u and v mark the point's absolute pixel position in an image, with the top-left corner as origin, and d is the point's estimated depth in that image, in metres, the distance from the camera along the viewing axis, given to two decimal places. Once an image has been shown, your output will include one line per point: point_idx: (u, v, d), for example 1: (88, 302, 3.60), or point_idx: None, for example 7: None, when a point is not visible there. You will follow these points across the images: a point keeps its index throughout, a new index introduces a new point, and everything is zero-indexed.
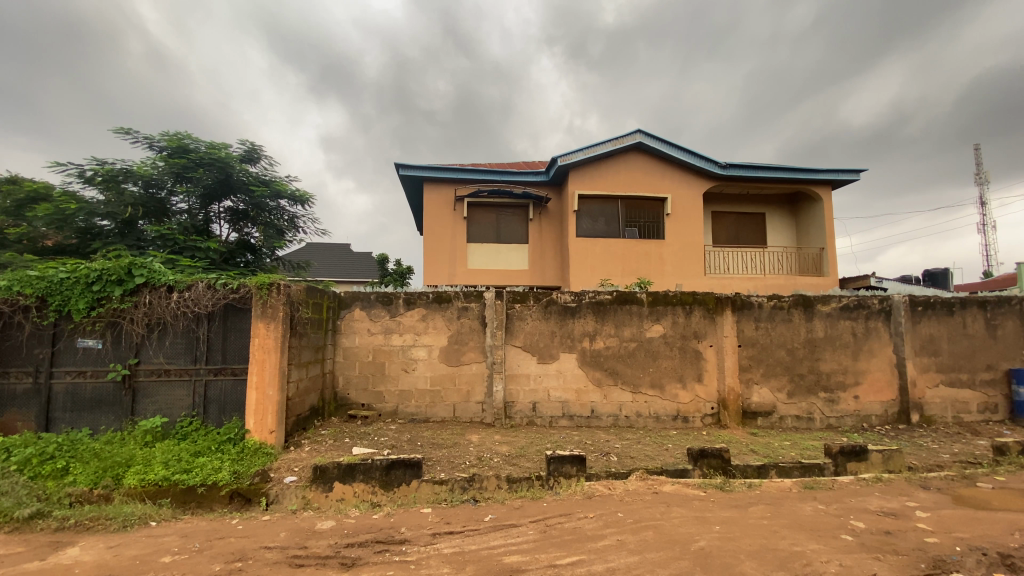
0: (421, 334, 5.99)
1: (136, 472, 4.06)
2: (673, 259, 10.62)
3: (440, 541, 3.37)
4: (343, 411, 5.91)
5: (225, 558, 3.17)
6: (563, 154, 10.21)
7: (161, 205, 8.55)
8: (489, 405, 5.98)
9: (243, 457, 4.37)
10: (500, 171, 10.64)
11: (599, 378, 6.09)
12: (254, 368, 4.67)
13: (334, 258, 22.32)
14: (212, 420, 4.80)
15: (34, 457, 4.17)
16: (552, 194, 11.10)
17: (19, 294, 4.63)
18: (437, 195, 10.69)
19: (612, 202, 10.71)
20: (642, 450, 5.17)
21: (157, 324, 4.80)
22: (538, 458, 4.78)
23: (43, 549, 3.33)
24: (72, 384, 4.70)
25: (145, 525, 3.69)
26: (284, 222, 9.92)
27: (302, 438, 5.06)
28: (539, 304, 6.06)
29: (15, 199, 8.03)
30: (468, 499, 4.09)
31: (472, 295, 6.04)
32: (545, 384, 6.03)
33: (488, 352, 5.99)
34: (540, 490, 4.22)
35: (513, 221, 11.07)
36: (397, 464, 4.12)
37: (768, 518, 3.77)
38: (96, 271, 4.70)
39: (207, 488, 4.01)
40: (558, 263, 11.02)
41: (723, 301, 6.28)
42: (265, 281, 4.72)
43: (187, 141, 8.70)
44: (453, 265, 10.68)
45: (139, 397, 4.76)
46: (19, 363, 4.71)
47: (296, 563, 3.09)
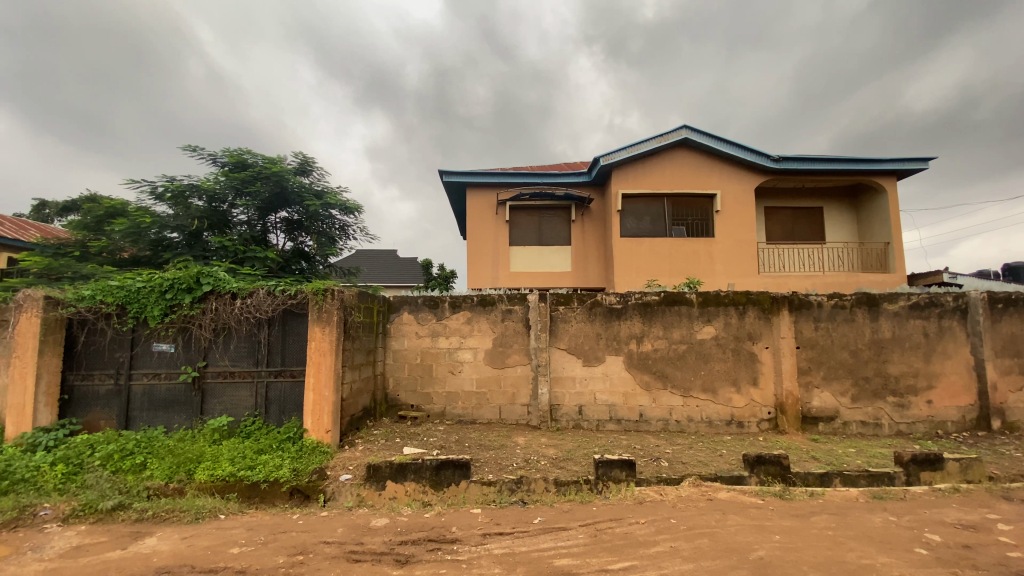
0: (467, 337, 6.07)
1: (206, 467, 4.34)
2: (722, 258, 10.28)
3: (490, 541, 3.40)
4: (394, 412, 6.08)
5: (287, 551, 3.32)
6: (605, 153, 10.10)
7: (224, 217, 9.08)
8: (534, 407, 5.97)
9: (302, 455, 4.58)
10: (542, 173, 10.64)
11: (647, 382, 5.96)
12: (311, 370, 4.89)
13: (381, 265, 22.98)
14: (273, 419, 5.04)
15: (116, 453, 4.54)
16: (594, 195, 11.01)
17: (102, 303, 5.05)
18: (480, 200, 10.83)
19: (657, 201, 10.49)
20: (694, 456, 5.02)
21: (223, 329, 5.12)
22: (586, 462, 4.73)
23: (125, 538, 3.60)
24: (149, 386, 5.07)
25: (214, 518, 3.93)
26: (335, 230, 10.32)
27: (355, 438, 5.24)
28: (584, 307, 6.00)
29: (96, 215, 8.78)
30: (516, 501, 4.10)
31: (516, 298, 6.06)
32: (592, 387, 5.97)
33: (533, 355, 5.99)
34: (588, 494, 4.17)
35: (556, 223, 11.03)
36: (446, 464, 4.20)
37: (833, 529, 3.56)
38: (169, 280, 5.07)
39: (269, 484, 4.23)
40: (602, 264, 10.90)
41: (779, 300, 6.01)
42: (321, 287, 4.94)
43: (246, 156, 9.27)
44: (496, 268, 10.76)
45: (207, 398, 5.08)
46: (102, 366, 5.13)
47: (354, 559, 3.20)
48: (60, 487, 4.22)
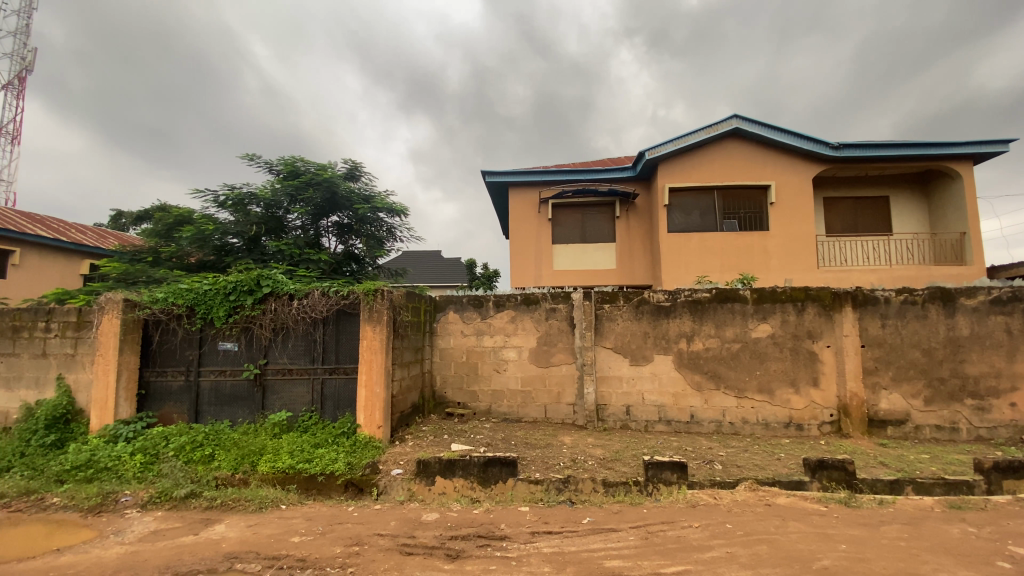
0: (511, 336, 6.09)
1: (268, 460, 4.59)
2: (778, 253, 9.83)
3: (539, 540, 3.39)
4: (441, 409, 6.21)
5: (344, 542, 3.45)
6: (650, 148, 9.86)
7: (280, 223, 9.55)
8: (580, 407, 5.92)
9: (355, 450, 4.74)
10: (585, 170, 10.53)
11: (699, 382, 5.78)
12: (363, 367, 5.05)
13: (426, 266, 23.46)
14: (328, 415, 5.25)
15: (187, 445, 4.87)
16: (640, 190, 10.78)
17: (173, 304, 5.42)
18: (523, 199, 10.85)
19: (706, 194, 10.13)
20: (750, 459, 4.82)
21: (282, 328, 5.37)
22: (635, 463, 4.64)
23: (196, 524, 3.86)
24: (216, 382, 5.40)
25: (276, 507, 4.14)
26: (383, 232, 10.62)
27: (405, 433, 5.38)
28: (630, 305, 5.89)
29: (166, 223, 9.44)
30: (564, 501, 4.08)
31: (560, 296, 6.03)
32: (640, 387, 5.85)
33: (578, 354, 5.93)
34: (638, 495, 4.09)
35: (600, 220, 10.88)
36: (493, 461, 4.23)
37: (905, 540, 3.32)
38: (232, 283, 5.38)
39: (326, 477, 4.42)
40: (648, 261, 10.67)
41: (842, 296, 5.67)
42: (371, 288, 5.11)
43: (299, 164, 9.71)
44: (540, 267, 10.74)
45: (268, 393, 5.35)
46: (174, 364, 5.50)
47: (407, 551, 3.28)
48: (139, 475, 4.58)
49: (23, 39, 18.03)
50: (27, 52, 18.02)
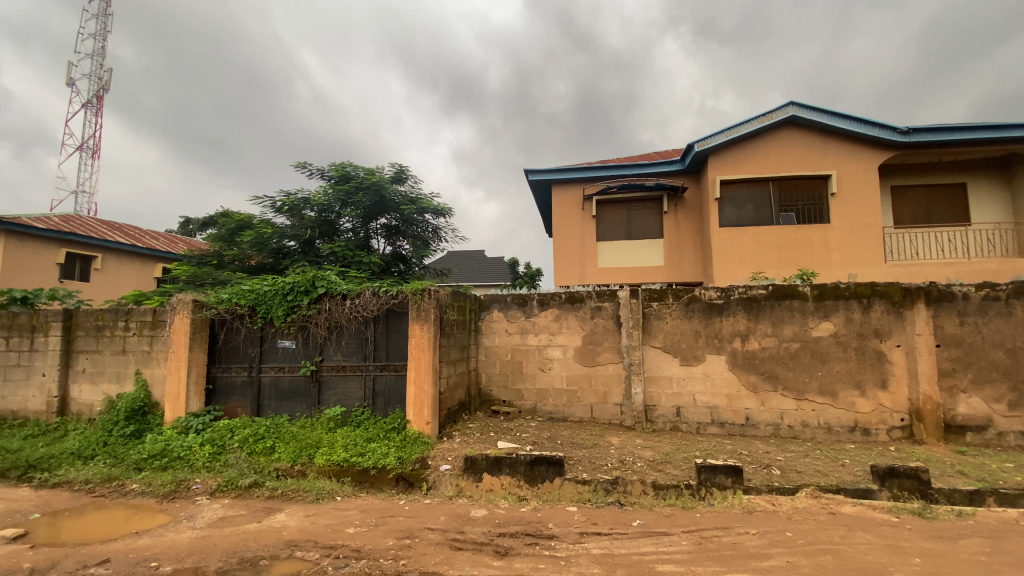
0: (556, 334, 6.06)
1: (324, 453, 4.79)
2: (839, 247, 9.29)
3: (588, 540, 3.36)
4: (487, 406, 6.27)
5: (396, 534, 3.55)
6: (700, 140, 9.54)
7: (332, 226, 9.93)
8: (628, 407, 5.80)
9: (406, 445, 4.87)
10: (631, 165, 10.33)
11: (755, 383, 5.54)
12: (412, 365, 5.18)
13: (471, 265, 23.75)
14: (380, 410, 5.42)
15: (251, 437, 5.16)
16: (688, 184, 10.47)
17: (237, 305, 5.76)
18: (567, 196, 10.78)
19: (759, 187, 9.70)
20: (811, 464, 4.57)
21: (335, 327, 5.59)
22: (686, 466, 4.51)
23: (260, 512, 4.08)
24: (275, 378, 5.69)
25: (332, 499, 4.31)
26: (429, 233, 10.83)
27: (453, 430, 5.47)
28: (680, 303, 5.73)
29: (228, 228, 10.04)
30: (613, 502, 4.02)
31: (605, 294, 5.94)
32: (690, 388, 5.67)
33: (625, 353, 5.82)
34: (690, 499, 3.98)
35: (646, 216, 10.62)
36: (540, 460, 4.24)
37: (987, 554, 3.06)
38: (290, 284, 5.65)
39: (378, 471, 4.57)
40: (697, 257, 10.34)
41: (913, 292, 5.28)
42: (419, 287, 5.23)
43: (349, 169, 10.08)
44: (584, 265, 10.63)
45: (323, 389, 5.58)
46: (238, 361, 5.84)
47: (456, 546, 3.33)
48: (208, 464, 4.90)
49: (101, 61, 19.67)
50: (103, 73, 19.61)
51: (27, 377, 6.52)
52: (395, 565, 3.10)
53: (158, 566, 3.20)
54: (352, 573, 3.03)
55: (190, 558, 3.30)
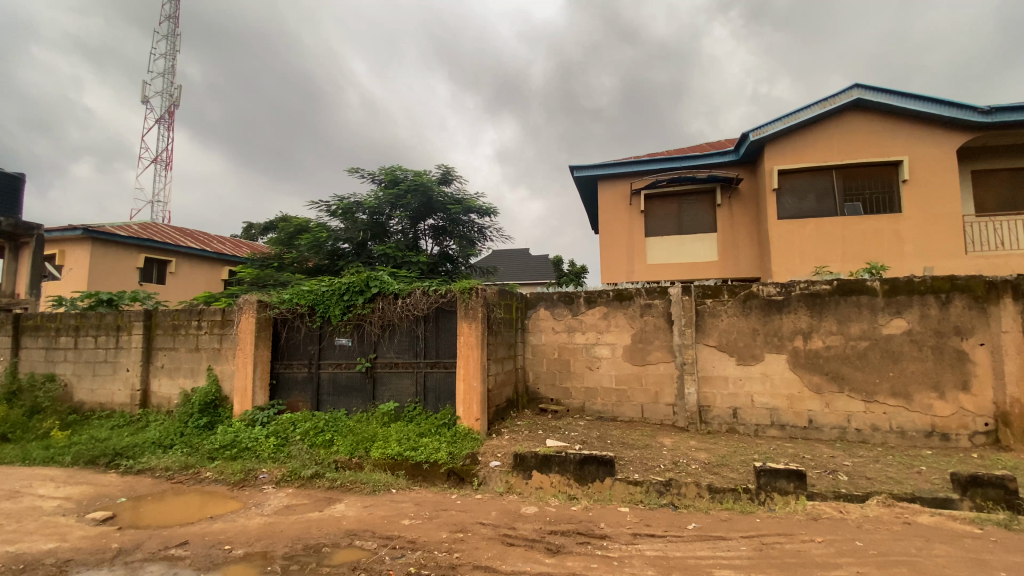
0: (604, 333, 5.99)
1: (379, 446, 4.98)
2: (912, 238, 8.65)
3: (641, 542, 3.31)
4: (535, 404, 6.29)
5: (450, 527, 3.63)
6: (755, 129, 9.13)
7: (383, 228, 10.26)
8: (681, 408, 5.64)
9: (456, 440, 4.97)
10: (681, 157, 10.03)
11: (818, 383, 5.25)
12: (461, 362, 5.27)
13: (516, 263, 23.84)
14: (431, 406, 5.55)
15: (312, 430, 5.44)
16: (742, 175, 10.06)
17: (297, 304, 6.06)
18: (614, 191, 10.61)
19: (821, 176, 9.16)
20: (882, 471, 4.29)
21: (388, 325, 5.78)
22: (744, 469, 4.34)
23: (321, 502, 4.29)
24: (333, 374, 5.95)
25: (388, 491, 4.46)
26: (474, 233, 10.98)
27: (501, 427, 5.53)
28: (736, 299, 5.52)
29: (288, 232, 10.57)
30: (667, 504, 3.93)
31: (655, 291, 5.81)
32: (747, 388, 5.46)
33: (678, 352, 5.67)
34: (749, 504, 3.84)
35: (698, 210, 10.27)
36: (590, 459, 4.22)
37: None
38: (345, 284, 5.89)
39: (431, 465, 4.69)
40: (754, 252, 9.94)
41: (999, 286, 4.84)
42: (467, 286, 5.32)
43: (398, 173, 10.37)
44: (632, 261, 10.43)
45: (378, 384, 5.77)
46: (299, 357, 6.14)
47: (508, 542, 3.37)
48: (273, 455, 5.20)
49: (171, 79, 21.20)
50: (173, 89, 21.07)
51: (114, 372, 7.14)
52: (450, 557, 3.18)
53: (232, 549, 3.43)
54: (408, 563, 3.13)
55: (259, 543, 3.52)
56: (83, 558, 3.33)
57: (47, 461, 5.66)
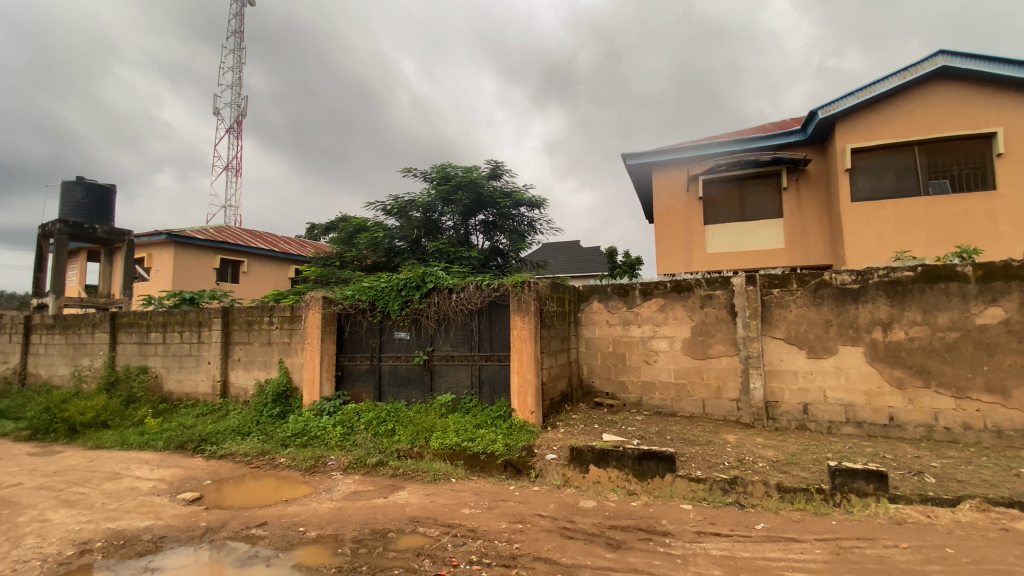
0: (661, 325, 5.83)
1: (438, 436, 5.12)
2: (1009, 217, 7.80)
3: (706, 541, 3.21)
4: (590, 398, 6.24)
5: (509, 518, 3.68)
6: (824, 105, 8.52)
7: (436, 225, 10.50)
8: (745, 403, 5.39)
9: (512, 432, 5.02)
10: (741, 140, 9.54)
11: (901, 378, 4.86)
12: (515, 355, 5.31)
13: (567, 256, 23.64)
14: (486, 398, 5.64)
15: (376, 420, 5.68)
16: (810, 155, 9.43)
17: (359, 300, 6.33)
18: (669, 178, 10.27)
19: (901, 152, 8.41)
20: (977, 473, 3.92)
21: (444, 319, 5.91)
22: (816, 468, 4.10)
23: (385, 489, 4.47)
24: (393, 366, 6.17)
25: (447, 480, 4.58)
26: (524, 226, 11.00)
27: (557, 420, 5.53)
28: (806, 288, 5.20)
29: (348, 231, 11.06)
30: (732, 503, 3.78)
31: (716, 282, 5.57)
32: (819, 382, 5.14)
33: (742, 345, 5.41)
34: (823, 505, 3.63)
35: (761, 194, 9.74)
36: (649, 455, 4.13)
37: None
38: (403, 280, 6.08)
39: (488, 456, 4.77)
40: (824, 237, 9.34)
41: None
42: (519, 279, 5.34)
43: (449, 170, 10.54)
44: (690, 251, 10.08)
45: (435, 376, 5.93)
46: (361, 350, 6.41)
47: (568, 535, 3.37)
48: (340, 443, 5.48)
49: (239, 91, 22.60)
50: (241, 100, 22.44)
51: (197, 364, 7.76)
52: (510, 548, 3.22)
53: (306, 531, 3.65)
54: (469, 551, 3.20)
55: (330, 526, 3.72)
56: (176, 535, 3.65)
57: (143, 445, 6.25)
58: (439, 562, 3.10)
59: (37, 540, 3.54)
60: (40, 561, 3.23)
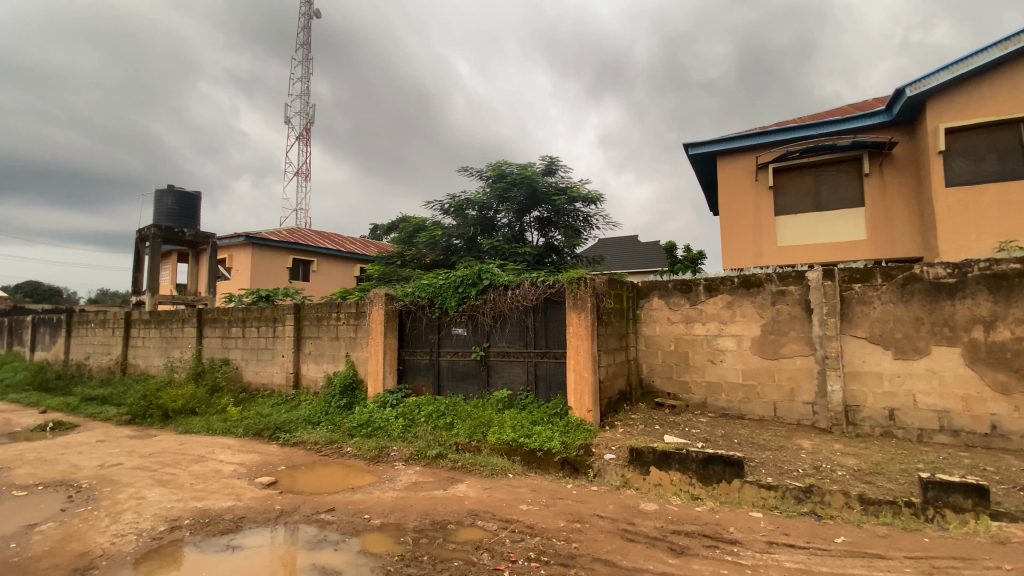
0: (727, 323, 5.55)
1: (495, 432, 5.17)
2: None
3: (779, 552, 3.02)
4: (650, 398, 6.06)
5: (567, 517, 3.64)
6: (913, 82, 7.74)
7: (491, 222, 10.61)
8: (822, 407, 5.03)
9: (569, 431, 4.96)
10: (816, 124, 8.88)
11: (1005, 383, 4.35)
12: (571, 353, 5.25)
13: (625, 251, 23.07)
14: (542, 395, 5.62)
15: (435, 414, 5.82)
16: (896, 138, 8.62)
17: (419, 297, 6.52)
18: (735, 167, 9.76)
19: (1005, 131, 7.50)
20: None
21: (500, 316, 5.95)
22: (905, 480, 3.75)
23: (444, 481, 4.56)
24: (451, 361, 6.29)
25: (505, 475, 4.61)
26: (580, 222, 10.85)
27: (615, 420, 5.42)
28: (892, 283, 4.76)
29: (408, 231, 11.44)
30: (807, 513, 3.53)
31: (789, 277, 5.22)
32: (908, 385, 4.69)
33: (818, 345, 5.04)
34: (912, 520, 3.31)
35: (839, 182, 9.03)
36: (715, 459, 3.94)
37: None
38: (460, 277, 6.18)
39: (545, 453, 4.76)
40: (913, 227, 8.53)
41: None
42: (575, 276, 5.26)
43: (504, 167, 10.59)
44: (759, 244, 9.53)
45: (492, 372, 5.98)
46: (420, 345, 6.59)
47: (629, 538, 3.28)
48: (402, 435, 5.66)
49: (308, 100, 23.85)
50: (309, 108, 23.68)
51: (272, 357, 8.30)
52: (569, 547, 3.18)
53: (370, 519, 3.79)
54: (527, 548, 3.19)
55: (393, 515, 3.84)
56: (254, 516, 3.92)
57: (226, 431, 6.77)
58: (497, 557, 3.12)
59: (134, 516, 3.92)
60: (136, 535, 3.57)
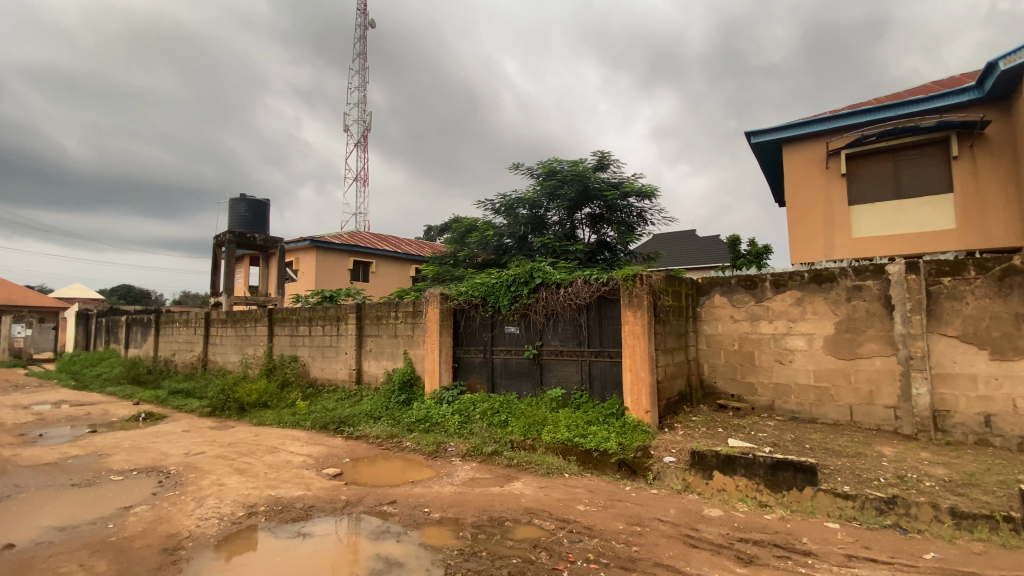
0: (796, 321, 5.24)
1: (550, 431, 5.16)
2: None
3: (858, 566, 2.81)
4: (712, 400, 5.84)
5: (627, 519, 3.58)
6: (1006, 54, 6.94)
7: (542, 220, 10.61)
8: (906, 412, 4.64)
9: (626, 431, 4.88)
10: (894, 105, 8.18)
11: None
12: (627, 352, 5.14)
13: (683, 247, 22.29)
14: (597, 395, 5.54)
15: (491, 412, 5.88)
16: (989, 115, 7.78)
17: (472, 296, 6.62)
18: (802, 155, 9.19)
19: None
20: None
21: (552, 314, 5.92)
22: (1005, 492, 3.39)
23: (500, 478, 4.61)
24: (505, 359, 6.34)
25: (561, 474, 4.59)
26: (633, 217, 10.62)
27: (674, 421, 5.25)
28: (988, 277, 4.32)
29: (460, 231, 11.66)
30: (891, 526, 3.27)
31: (867, 271, 4.86)
32: (1007, 389, 4.24)
33: (901, 344, 4.64)
34: (1014, 537, 2.99)
35: (922, 166, 8.28)
36: (784, 464, 3.74)
37: None
38: (512, 276, 6.22)
39: (601, 453, 4.70)
40: (1011, 214, 7.70)
41: None
42: (630, 273, 5.14)
43: (554, 164, 10.52)
44: (831, 237, 8.94)
45: (545, 371, 5.98)
46: (474, 343, 6.69)
47: (691, 543, 3.18)
48: (458, 431, 5.77)
49: (364, 107, 24.75)
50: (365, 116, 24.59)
51: (336, 354, 8.71)
52: (629, 550, 3.13)
53: (430, 512, 3.90)
54: (586, 549, 3.17)
55: (451, 510, 3.93)
56: (322, 505, 4.13)
57: (295, 424, 7.19)
58: (555, 556, 3.11)
59: (216, 501, 4.24)
60: (218, 519, 3.86)
